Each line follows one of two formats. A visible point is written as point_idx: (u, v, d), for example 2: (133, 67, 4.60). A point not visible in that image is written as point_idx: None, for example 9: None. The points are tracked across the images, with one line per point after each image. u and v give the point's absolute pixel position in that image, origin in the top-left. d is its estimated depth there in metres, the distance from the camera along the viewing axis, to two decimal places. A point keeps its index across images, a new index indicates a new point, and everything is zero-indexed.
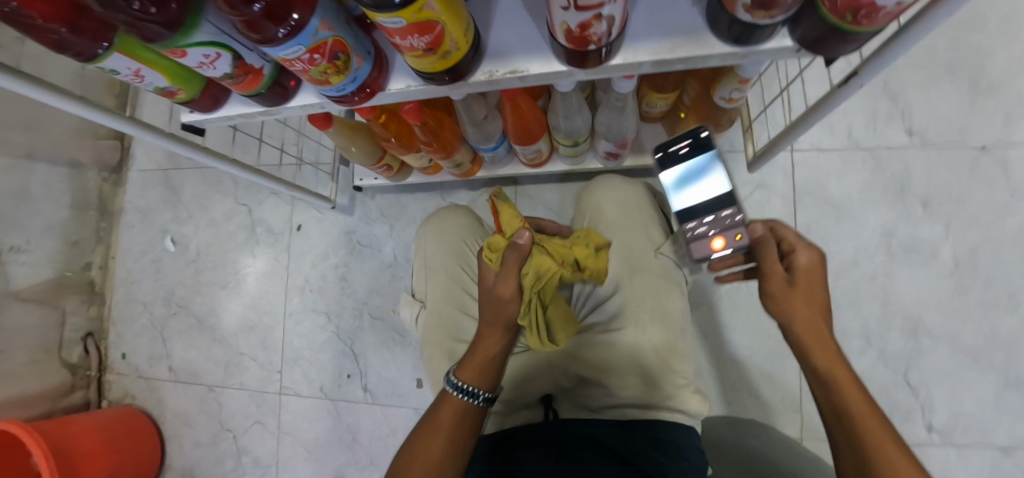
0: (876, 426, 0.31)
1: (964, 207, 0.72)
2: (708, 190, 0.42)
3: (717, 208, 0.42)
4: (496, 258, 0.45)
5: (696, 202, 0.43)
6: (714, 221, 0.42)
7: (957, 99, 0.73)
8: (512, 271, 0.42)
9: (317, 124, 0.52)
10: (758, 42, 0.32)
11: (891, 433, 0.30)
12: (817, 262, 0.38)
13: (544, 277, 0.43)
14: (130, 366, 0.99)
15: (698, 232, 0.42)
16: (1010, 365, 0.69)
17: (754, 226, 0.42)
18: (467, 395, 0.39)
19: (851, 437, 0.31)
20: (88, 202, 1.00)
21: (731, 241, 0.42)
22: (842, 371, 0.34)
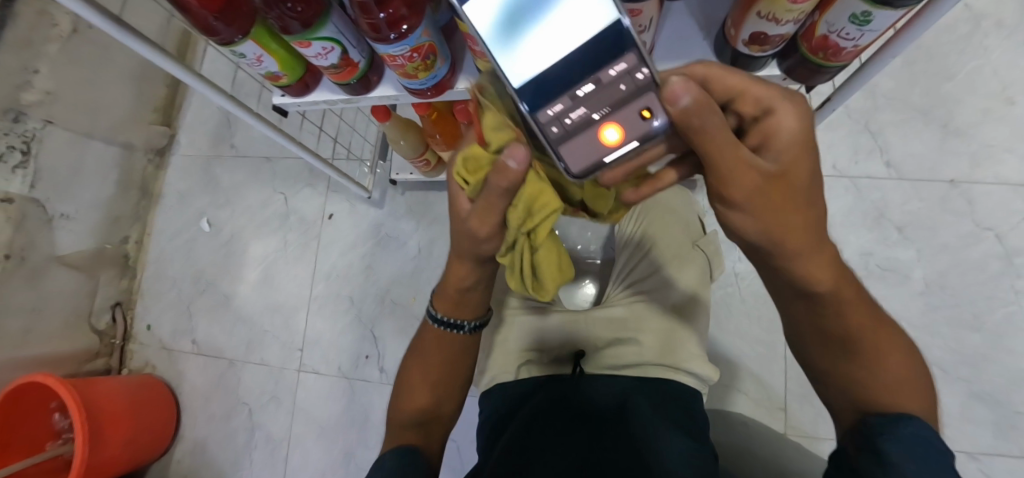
0: (868, 324, 0.31)
1: (935, 234, 0.81)
2: (578, 15, 0.23)
3: (608, 56, 0.24)
4: (470, 175, 0.31)
5: (547, 53, 0.24)
6: (597, 92, 0.26)
7: (928, 140, 0.84)
8: (484, 206, 0.32)
9: (378, 116, 0.62)
10: (754, 70, 0.41)
11: (873, 316, 0.32)
12: (805, 123, 0.26)
13: (541, 211, 0.29)
14: (153, 337, 1.04)
15: (577, 119, 0.26)
16: (975, 378, 0.76)
17: (673, 90, 0.24)
18: (451, 327, 0.46)
19: (850, 343, 0.32)
20: (133, 181, 1.08)
21: (631, 126, 0.26)
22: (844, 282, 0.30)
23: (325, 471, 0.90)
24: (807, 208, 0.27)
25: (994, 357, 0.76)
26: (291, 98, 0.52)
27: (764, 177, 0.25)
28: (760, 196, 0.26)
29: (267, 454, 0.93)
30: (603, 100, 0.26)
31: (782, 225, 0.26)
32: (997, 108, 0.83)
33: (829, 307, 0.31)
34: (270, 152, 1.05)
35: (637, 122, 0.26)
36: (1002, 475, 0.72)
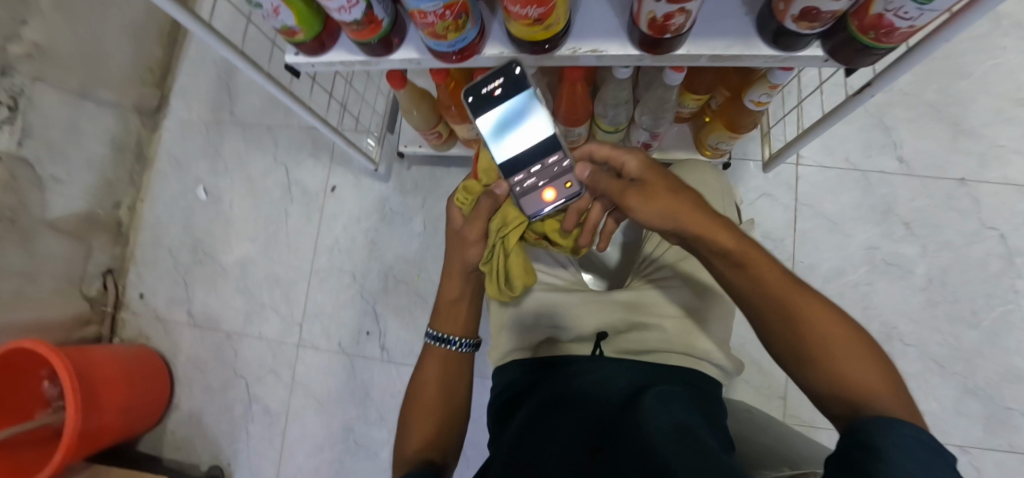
0: (815, 308, 0.33)
1: (940, 231, 0.81)
2: (532, 132, 0.47)
3: (545, 153, 0.47)
4: (467, 201, 0.52)
5: (518, 147, 0.48)
6: (542, 170, 0.47)
7: (940, 137, 0.84)
8: (481, 214, 0.48)
9: (393, 82, 0.59)
10: (797, 50, 0.40)
11: (828, 307, 0.33)
12: (643, 161, 0.45)
13: (509, 225, 0.49)
14: (147, 306, 1.01)
15: (529, 183, 0.47)
16: (968, 373, 0.78)
17: (579, 168, 0.47)
18: (444, 343, 0.51)
19: (798, 329, 0.33)
20: (127, 144, 1.04)
21: (560, 190, 0.47)
22: (763, 266, 0.36)
23: (323, 445, 0.89)
24: (678, 193, 0.43)
25: (987, 354, 0.78)
26: (305, 57, 0.49)
27: (634, 190, 0.44)
28: (641, 196, 0.43)
29: (264, 427, 0.92)
30: (545, 175, 0.47)
31: (668, 207, 0.42)
32: (1009, 108, 0.83)
33: (751, 280, 0.37)
34: (272, 120, 1.01)
35: (564, 189, 0.47)
36: (987, 466, 0.75)
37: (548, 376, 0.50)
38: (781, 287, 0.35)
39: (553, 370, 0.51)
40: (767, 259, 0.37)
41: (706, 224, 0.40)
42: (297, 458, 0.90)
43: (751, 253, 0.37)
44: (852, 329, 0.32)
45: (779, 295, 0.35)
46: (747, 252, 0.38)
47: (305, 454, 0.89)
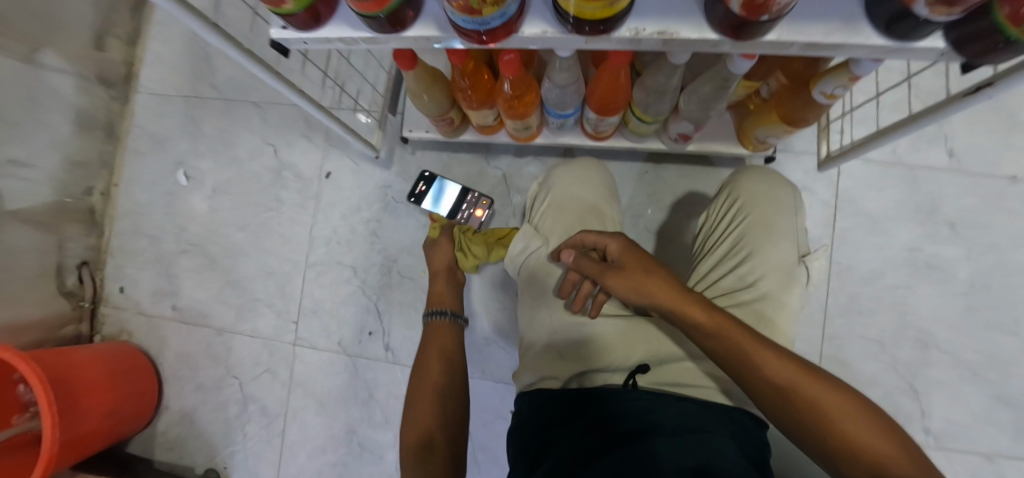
0: (815, 384, 0.32)
1: (986, 233, 0.76)
2: None
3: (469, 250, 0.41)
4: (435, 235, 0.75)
5: None
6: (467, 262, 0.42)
7: (993, 130, 0.77)
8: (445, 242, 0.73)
9: (402, 63, 0.51)
10: (914, 39, 0.32)
11: (826, 382, 0.33)
12: (623, 245, 0.47)
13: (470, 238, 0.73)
14: (129, 300, 0.93)
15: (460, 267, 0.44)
16: (1004, 382, 0.74)
17: (563, 254, 0.50)
18: (438, 314, 0.64)
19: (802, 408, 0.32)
20: (96, 121, 0.93)
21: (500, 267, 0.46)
22: (755, 341, 0.35)
23: (326, 448, 0.85)
24: (651, 272, 0.43)
25: None
26: (296, 31, 0.41)
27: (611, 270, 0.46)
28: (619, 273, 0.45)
29: (262, 428, 0.87)
30: None
31: (642, 286, 0.43)
32: None
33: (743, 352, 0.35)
34: (259, 96, 0.91)
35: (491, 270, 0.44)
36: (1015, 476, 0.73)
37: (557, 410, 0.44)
38: (771, 363, 0.33)
39: (567, 400, 0.45)
40: (748, 335, 0.35)
41: (687, 301, 0.40)
42: (298, 461, 0.85)
43: (731, 328, 0.36)
44: (855, 402, 0.32)
45: (774, 377, 0.33)
46: (725, 329, 0.36)
47: (307, 456, 0.85)
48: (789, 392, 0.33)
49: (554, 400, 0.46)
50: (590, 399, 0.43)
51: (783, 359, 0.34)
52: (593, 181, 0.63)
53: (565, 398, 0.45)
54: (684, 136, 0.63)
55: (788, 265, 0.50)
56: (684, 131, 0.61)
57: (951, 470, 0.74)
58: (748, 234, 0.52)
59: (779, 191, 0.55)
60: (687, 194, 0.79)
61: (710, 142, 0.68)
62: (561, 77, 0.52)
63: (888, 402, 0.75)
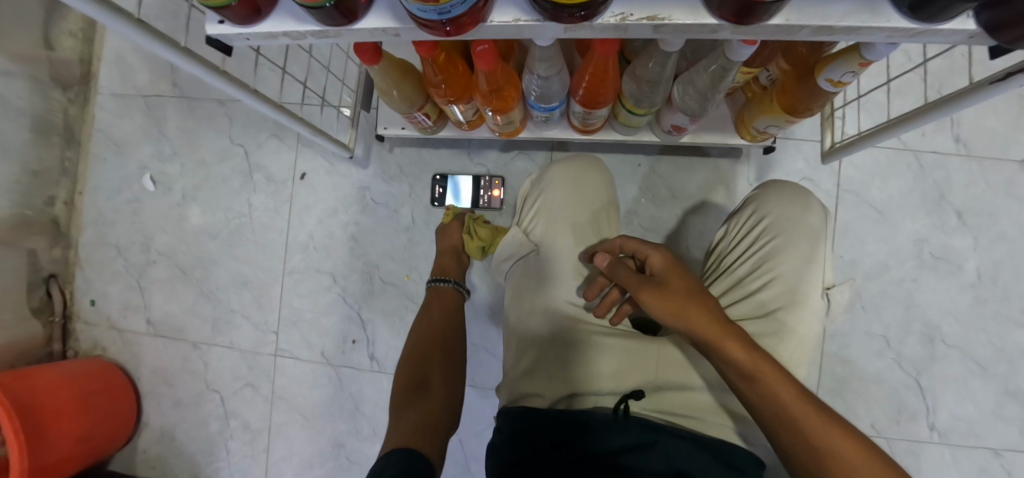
0: (843, 443, 0.32)
1: (995, 221, 0.72)
2: None
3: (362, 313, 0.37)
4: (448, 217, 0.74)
5: None
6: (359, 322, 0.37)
7: (1004, 111, 0.73)
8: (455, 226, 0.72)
9: (365, 58, 0.46)
10: (941, 21, 0.27)
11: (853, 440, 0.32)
12: (668, 260, 0.45)
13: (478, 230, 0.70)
14: (99, 315, 0.89)
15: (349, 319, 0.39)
16: (1011, 375, 0.72)
17: (600, 258, 0.48)
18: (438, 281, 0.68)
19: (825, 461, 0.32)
20: (52, 125, 0.87)
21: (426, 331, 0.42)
22: (785, 387, 0.35)
23: (313, 463, 0.81)
24: (694, 298, 0.40)
25: None
26: (236, 27, 0.35)
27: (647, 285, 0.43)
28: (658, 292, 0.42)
29: (246, 444, 0.84)
30: None
31: (679, 311, 0.39)
32: None
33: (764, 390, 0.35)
34: (224, 94, 0.86)
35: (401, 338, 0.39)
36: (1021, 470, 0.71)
37: (553, 429, 0.41)
38: (793, 404, 0.34)
39: (563, 431, 0.41)
40: (777, 374, 0.35)
41: (725, 331, 0.38)
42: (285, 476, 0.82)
43: (768, 371, 0.35)
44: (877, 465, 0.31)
45: (798, 417, 0.34)
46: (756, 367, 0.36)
47: (293, 472, 0.82)
48: (811, 436, 0.33)
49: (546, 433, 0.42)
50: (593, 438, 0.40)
51: (806, 403, 0.34)
52: (588, 184, 0.57)
53: (562, 431, 0.41)
54: (678, 129, 0.58)
55: (811, 296, 0.48)
56: (678, 123, 0.57)
57: (956, 465, 0.72)
58: (776, 256, 0.50)
59: (807, 210, 0.52)
60: (682, 187, 0.74)
61: (705, 133, 0.63)
62: (543, 68, 0.47)
63: (892, 398, 0.73)
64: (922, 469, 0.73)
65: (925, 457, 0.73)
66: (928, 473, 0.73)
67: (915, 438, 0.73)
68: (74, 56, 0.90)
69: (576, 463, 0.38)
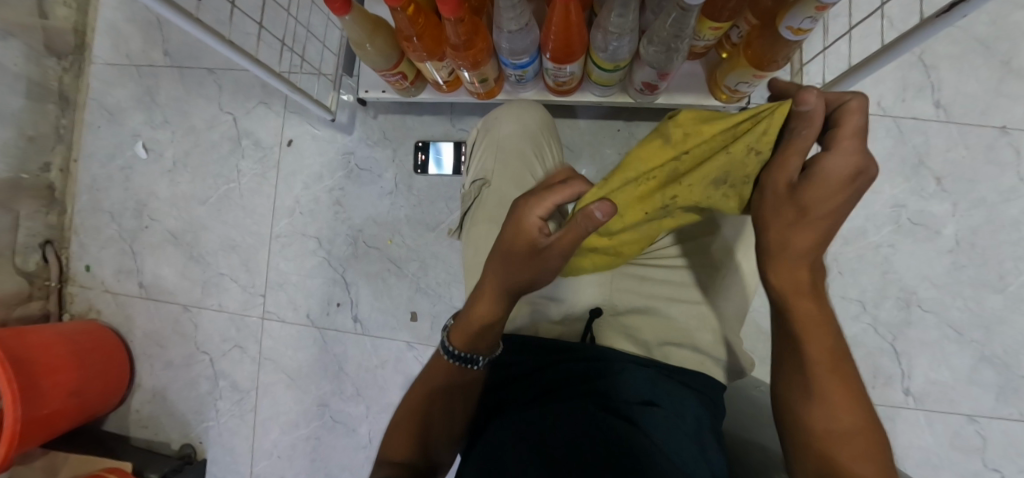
0: (861, 455, 0.27)
1: (974, 187, 0.72)
2: None
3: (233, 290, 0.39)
4: None
5: None
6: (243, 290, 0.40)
7: (985, 77, 0.73)
8: None
9: (334, 8, 0.46)
10: None
11: (874, 456, 0.27)
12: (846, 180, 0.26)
13: None
14: (94, 279, 0.91)
15: None
16: (986, 341, 0.72)
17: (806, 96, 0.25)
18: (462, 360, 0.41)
19: (824, 455, 0.27)
20: (46, 93, 0.89)
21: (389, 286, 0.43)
22: (830, 370, 0.28)
23: (298, 422, 0.83)
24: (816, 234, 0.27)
25: (1010, 320, 0.72)
26: None
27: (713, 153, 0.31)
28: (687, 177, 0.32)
29: (234, 404, 0.86)
30: None
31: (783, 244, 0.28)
32: None
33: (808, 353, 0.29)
34: (214, 62, 0.87)
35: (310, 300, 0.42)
36: (994, 435, 0.72)
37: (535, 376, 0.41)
38: (824, 377, 0.28)
39: (542, 357, 0.43)
40: (812, 303, 0.29)
41: (798, 289, 0.28)
42: (272, 435, 0.84)
43: (804, 310, 0.29)
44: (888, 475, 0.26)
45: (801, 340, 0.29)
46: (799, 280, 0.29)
47: (279, 431, 0.84)
48: (832, 427, 0.28)
49: (528, 359, 0.43)
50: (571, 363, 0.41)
51: (826, 352, 0.29)
52: (536, 122, 0.58)
53: (542, 359, 0.43)
54: (650, 86, 0.58)
55: None
56: (649, 79, 0.57)
57: (930, 429, 0.73)
58: None
59: None
60: None
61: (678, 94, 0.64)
62: (510, 19, 0.47)
63: (867, 363, 0.73)
64: (896, 433, 0.73)
65: (899, 420, 0.73)
66: (902, 437, 0.73)
67: (889, 402, 0.73)
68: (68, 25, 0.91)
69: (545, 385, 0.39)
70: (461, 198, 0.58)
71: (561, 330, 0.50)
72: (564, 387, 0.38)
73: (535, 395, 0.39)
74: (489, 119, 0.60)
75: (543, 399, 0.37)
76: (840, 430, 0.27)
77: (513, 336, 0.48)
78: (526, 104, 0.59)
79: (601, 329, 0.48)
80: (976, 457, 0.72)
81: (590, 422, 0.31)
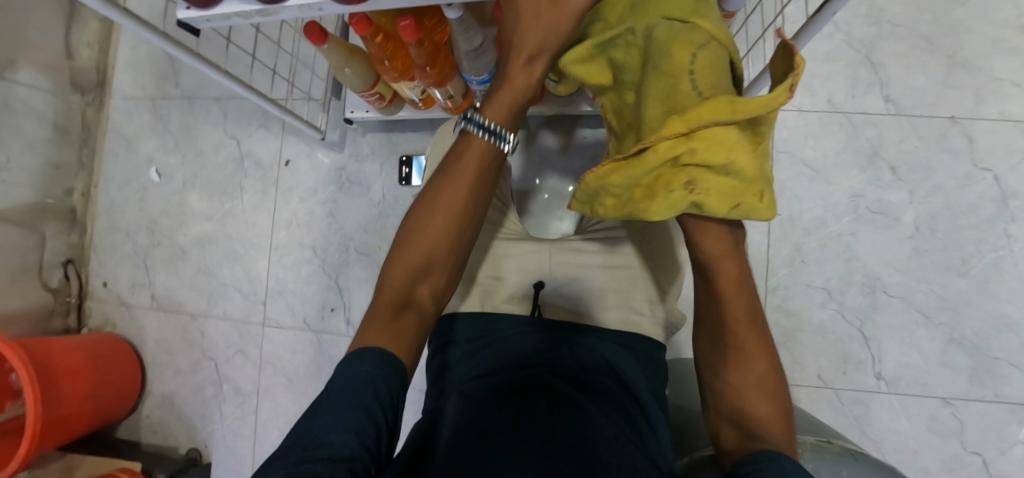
0: (772, 421, 0.32)
1: (929, 175, 0.75)
2: None
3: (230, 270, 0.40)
4: None
5: None
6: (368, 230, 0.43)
7: (932, 71, 0.77)
8: None
9: (312, 38, 0.53)
10: None
11: (785, 426, 0.32)
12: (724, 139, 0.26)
13: None
14: (111, 293, 0.98)
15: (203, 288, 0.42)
16: (955, 323, 0.74)
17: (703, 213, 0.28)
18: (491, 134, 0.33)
19: (743, 420, 0.32)
20: (71, 125, 0.98)
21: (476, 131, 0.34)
22: (761, 355, 0.33)
23: (295, 422, 0.88)
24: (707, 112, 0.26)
25: (977, 302, 0.73)
26: (197, 11, 0.43)
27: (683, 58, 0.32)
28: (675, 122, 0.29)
29: (237, 407, 0.91)
30: None
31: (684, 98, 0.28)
32: (1010, 37, 0.75)
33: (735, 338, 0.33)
34: (219, 92, 0.96)
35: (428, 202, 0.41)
36: (973, 418, 0.72)
37: (511, 341, 0.48)
38: (758, 369, 0.33)
39: (501, 333, 0.50)
40: (745, 311, 0.33)
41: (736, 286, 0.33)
42: (271, 435, 0.89)
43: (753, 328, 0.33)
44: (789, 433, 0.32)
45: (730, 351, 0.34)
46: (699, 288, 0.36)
47: (279, 432, 0.88)
48: (748, 400, 0.33)
49: (488, 337, 0.50)
50: (531, 341, 0.48)
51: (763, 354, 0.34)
52: None
53: (502, 334, 0.50)
54: None
55: None
56: None
57: (905, 414, 0.74)
58: None
59: None
60: None
61: None
62: (465, 41, 0.54)
63: (838, 349, 0.76)
64: (871, 418, 0.74)
65: (874, 406, 0.74)
66: (879, 421, 0.74)
67: (862, 387, 0.75)
68: (91, 65, 1.01)
69: (510, 356, 0.45)
70: None
71: (511, 308, 0.55)
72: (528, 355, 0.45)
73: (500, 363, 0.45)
74: (440, 135, 0.67)
75: (511, 363, 0.44)
76: (761, 410, 0.32)
77: (470, 318, 0.53)
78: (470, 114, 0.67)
79: (546, 305, 0.55)
80: (956, 441, 0.72)
81: (544, 390, 0.38)
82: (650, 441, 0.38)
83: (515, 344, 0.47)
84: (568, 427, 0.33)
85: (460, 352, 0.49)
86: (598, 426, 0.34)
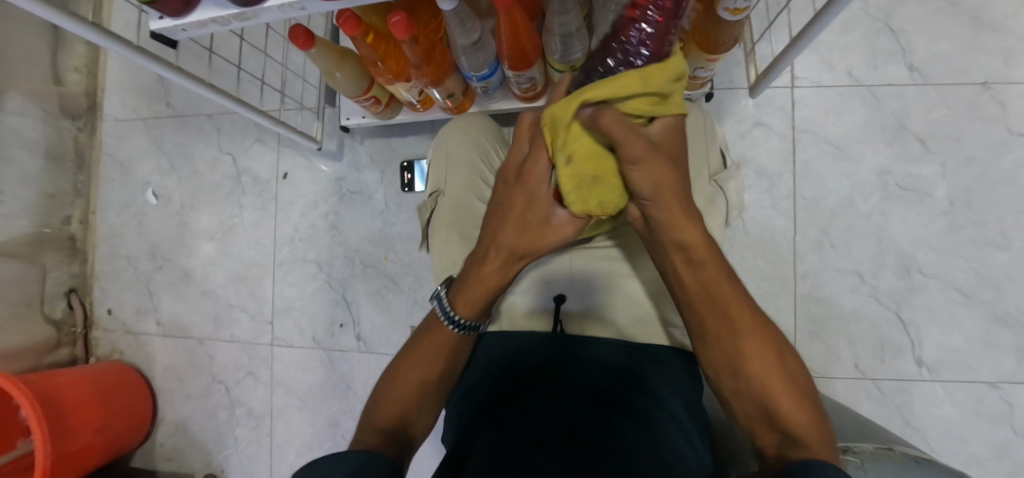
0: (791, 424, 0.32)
1: (961, 145, 0.71)
2: None
3: None
4: None
5: None
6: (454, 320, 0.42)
7: (959, 34, 0.72)
8: None
9: (298, 42, 0.50)
10: None
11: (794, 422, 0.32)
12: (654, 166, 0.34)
13: None
14: (116, 321, 0.96)
15: None
16: (998, 301, 0.69)
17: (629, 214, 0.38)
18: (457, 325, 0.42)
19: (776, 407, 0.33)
20: (64, 152, 0.96)
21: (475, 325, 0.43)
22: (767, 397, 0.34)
23: (312, 443, 0.85)
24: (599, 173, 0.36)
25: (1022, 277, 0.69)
26: (170, 20, 0.40)
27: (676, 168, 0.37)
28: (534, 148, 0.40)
29: (251, 430, 0.88)
30: None
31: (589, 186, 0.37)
32: None
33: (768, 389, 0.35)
34: (211, 108, 0.93)
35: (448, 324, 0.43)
36: None
37: (538, 354, 0.46)
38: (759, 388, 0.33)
39: (517, 354, 0.47)
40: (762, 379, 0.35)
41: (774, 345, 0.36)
42: (289, 458, 0.86)
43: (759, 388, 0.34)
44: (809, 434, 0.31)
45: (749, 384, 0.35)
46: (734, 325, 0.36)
47: (295, 454, 0.86)
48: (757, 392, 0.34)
49: (503, 358, 0.47)
50: (551, 352, 0.46)
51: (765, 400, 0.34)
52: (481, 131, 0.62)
53: (521, 357, 0.46)
54: None
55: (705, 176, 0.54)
56: None
57: (950, 401, 0.69)
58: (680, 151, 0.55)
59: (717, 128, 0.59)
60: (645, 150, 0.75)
61: None
62: (462, 35, 0.50)
63: (873, 336, 0.72)
64: (913, 406, 0.70)
65: (916, 393, 0.70)
66: (922, 409, 0.70)
67: (902, 374, 0.71)
68: (80, 89, 0.98)
69: (533, 367, 0.43)
70: (420, 209, 0.62)
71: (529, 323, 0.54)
72: (546, 369, 0.43)
73: (523, 376, 0.42)
74: (441, 137, 0.64)
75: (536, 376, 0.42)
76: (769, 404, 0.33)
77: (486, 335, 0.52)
78: (469, 114, 0.64)
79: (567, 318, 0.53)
80: (1005, 426, 0.68)
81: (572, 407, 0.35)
82: (690, 456, 0.35)
83: (530, 359, 0.45)
84: (599, 458, 0.29)
85: (472, 373, 0.47)
86: (639, 460, 0.30)
